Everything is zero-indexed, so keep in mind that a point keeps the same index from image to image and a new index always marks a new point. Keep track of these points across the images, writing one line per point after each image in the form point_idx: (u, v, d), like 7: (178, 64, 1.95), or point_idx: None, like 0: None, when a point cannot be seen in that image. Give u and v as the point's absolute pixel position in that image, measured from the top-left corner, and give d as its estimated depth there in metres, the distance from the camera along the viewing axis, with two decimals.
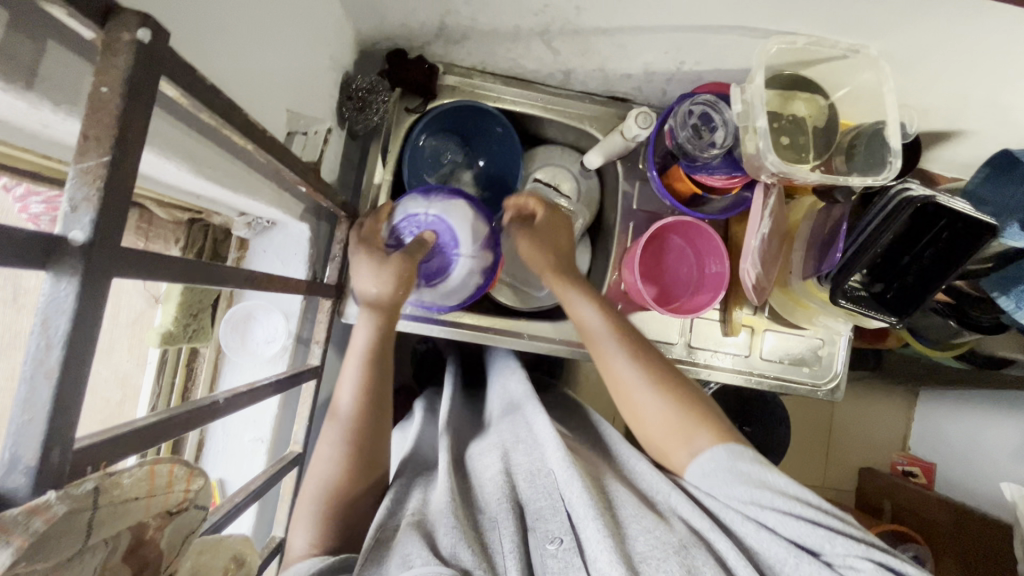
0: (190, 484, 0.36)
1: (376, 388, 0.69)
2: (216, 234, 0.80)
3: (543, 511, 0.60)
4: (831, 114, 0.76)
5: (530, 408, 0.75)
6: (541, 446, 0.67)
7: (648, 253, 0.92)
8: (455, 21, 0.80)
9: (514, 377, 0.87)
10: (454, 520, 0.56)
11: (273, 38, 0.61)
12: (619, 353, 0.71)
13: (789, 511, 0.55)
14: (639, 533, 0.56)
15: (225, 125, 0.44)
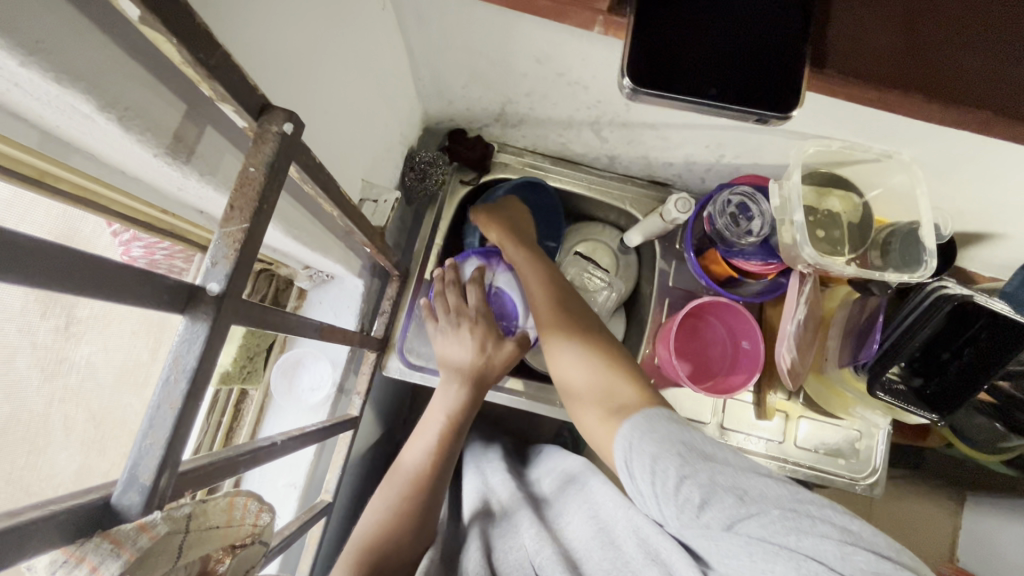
0: (259, 520, 0.39)
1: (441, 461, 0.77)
2: (278, 284, 0.86)
3: None
4: (866, 211, 0.80)
5: (506, 488, 0.79)
6: (519, 527, 0.69)
7: (683, 329, 0.94)
8: (514, 110, 0.89)
9: (494, 459, 0.90)
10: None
11: (358, 119, 0.70)
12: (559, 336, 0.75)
13: (712, 482, 0.52)
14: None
15: (320, 195, 0.51)
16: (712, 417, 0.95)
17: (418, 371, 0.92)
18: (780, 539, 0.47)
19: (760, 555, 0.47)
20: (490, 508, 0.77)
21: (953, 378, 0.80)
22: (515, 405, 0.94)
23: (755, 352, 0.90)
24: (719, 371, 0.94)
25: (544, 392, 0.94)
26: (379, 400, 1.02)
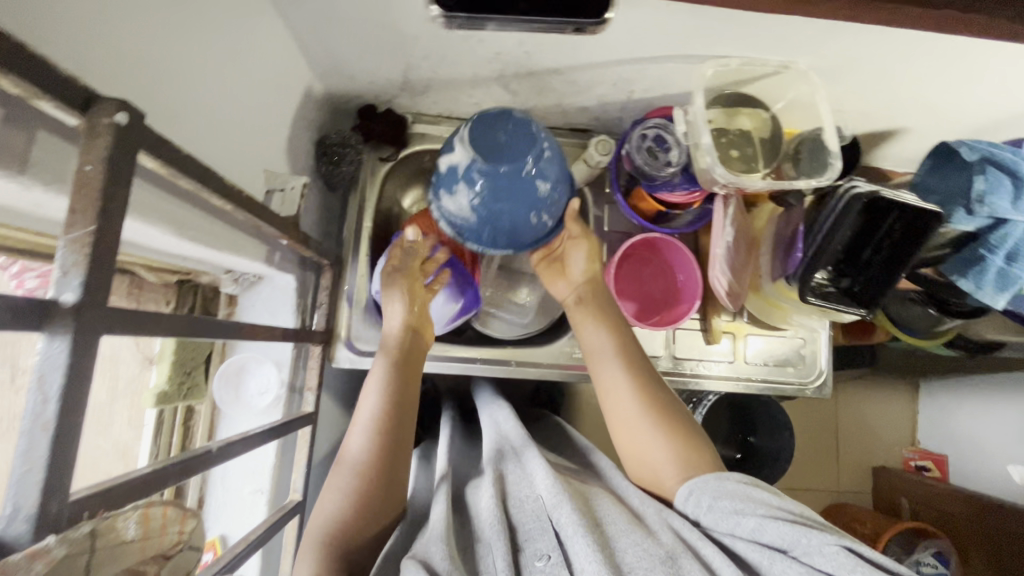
0: (184, 526, 0.40)
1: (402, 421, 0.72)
2: (205, 294, 0.83)
3: (533, 532, 0.60)
4: (775, 124, 0.81)
5: (521, 444, 0.77)
6: (533, 478, 0.68)
7: (622, 272, 0.95)
8: (417, 76, 0.86)
9: (502, 415, 0.90)
10: (446, 546, 0.56)
11: (244, 106, 0.67)
12: (608, 345, 0.76)
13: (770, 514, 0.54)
14: (628, 546, 0.55)
15: (201, 188, 0.48)
16: (665, 350, 0.98)
17: (368, 357, 0.91)
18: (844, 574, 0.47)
19: None
20: (502, 462, 0.76)
21: (875, 273, 0.84)
22: (472, 371, 0.96)
23: (696, 281, 0.92)
24: (659, 308, 0.96)
25: (497, 354, 0.96)
26: (339, 392, 1.01)
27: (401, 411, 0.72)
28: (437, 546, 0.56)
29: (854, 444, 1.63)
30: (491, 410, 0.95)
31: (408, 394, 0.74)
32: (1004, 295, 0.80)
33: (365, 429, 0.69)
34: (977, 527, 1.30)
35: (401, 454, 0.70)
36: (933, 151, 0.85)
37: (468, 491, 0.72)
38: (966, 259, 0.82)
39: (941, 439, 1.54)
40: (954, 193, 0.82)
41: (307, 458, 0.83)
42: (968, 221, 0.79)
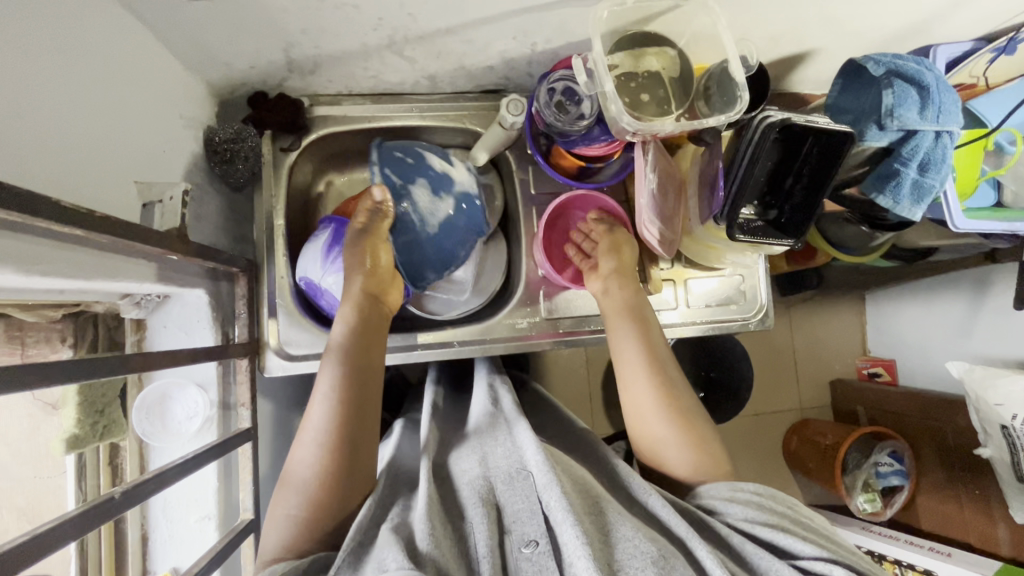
0: None
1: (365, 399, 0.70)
2: (107, 323, 0.76)
3: (521, 513, 0.60)
4: (683, 61, 0.78)
5: (513, 416, 0.76)
6: (523, 450, 0.67)
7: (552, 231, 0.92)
8: (301, 54, 0.78)
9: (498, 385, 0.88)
10: (430, 522, 0.57)
11: (94, 113, 0.59)
12: (635, 351, 0.76)
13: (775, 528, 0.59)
14: (621, 539, 0.56)
15: (33, 218, 0.42)
16: None
17: (302, 361, 0.86)
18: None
19: None
20: (493, 433, 0.75)
21: (799, 201, 0.83)
22: (414, 359, 0.92)
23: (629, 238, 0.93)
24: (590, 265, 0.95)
25: (438, 336, 0.92)
26: (283, 400, 0.97)
27: (350, 414, 0.67)
28: (423, 523, 0.57)
29: (811, 363, 1.69)
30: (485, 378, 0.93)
31: (355, 391, 0.69)
32: (921, 207, 0.81)
33: (313, 442, 0.65)
34: (926, 424, 1.38)
35: (356, 459, 0.66)
36: (844, 69, 0.85)
37: (450, 460, 0.72)
38: (882, 176, 0.82)
39: (888, 346, 1.62)
40: (866, 109, 0.81)
41: (252, 476, 0.79)
42: (879, 136, 0.79)
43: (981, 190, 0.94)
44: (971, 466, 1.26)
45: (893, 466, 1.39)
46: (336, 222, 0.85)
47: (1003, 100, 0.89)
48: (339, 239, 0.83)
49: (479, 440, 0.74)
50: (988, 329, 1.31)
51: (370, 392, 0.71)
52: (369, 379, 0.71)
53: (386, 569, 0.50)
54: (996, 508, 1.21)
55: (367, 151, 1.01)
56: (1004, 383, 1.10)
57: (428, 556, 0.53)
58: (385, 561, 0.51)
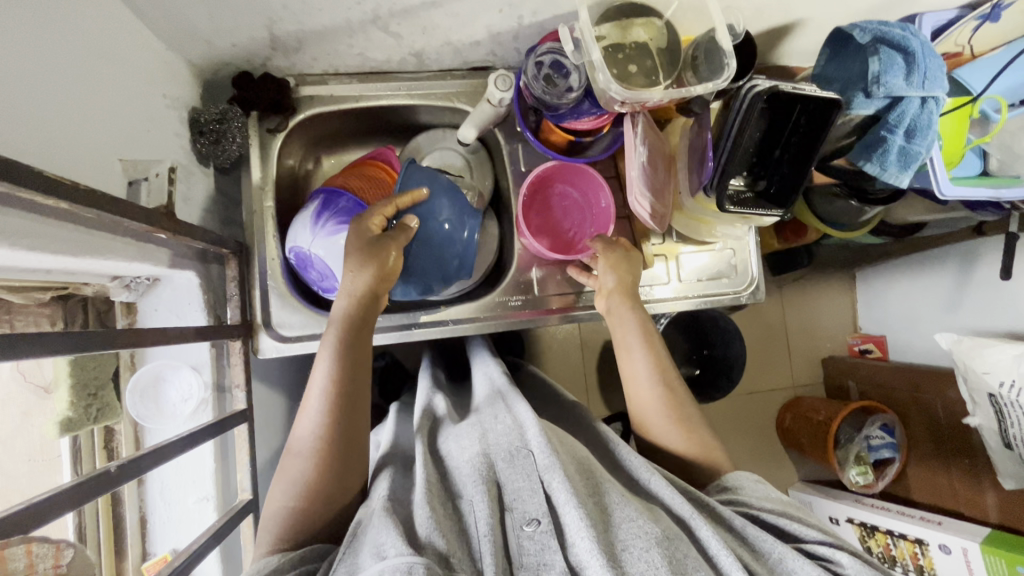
0: None
1: (348, 398, 0.67)
2: (97, 307, 0.76)
3: (522, 492, 0.60)
4: (671, 31, 0.78)
5: (511, 394, 0.76)
6: (523, 428, 0.67)
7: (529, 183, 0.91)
8: (284, 31, 0.77)
9: (495, 369, 0.89)
10: (429, 506, 0.57)
11: (77, 86, 0.58)
12: (649, 386, 0.75)
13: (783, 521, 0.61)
14: (623, 521, 0.57)
15: (18, 187, 0.42)
16: None
17: (295, 343, 0.86)
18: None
19: None
20: (491, 411, 0.75)
21: (787, 171, 0.84)
22: (411, 339, 0.92)
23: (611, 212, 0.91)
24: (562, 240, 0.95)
25: (433, 315, 0.93)
26: (278, 382, 0.96)
27: (344, 402, 0.67)
28: (422, 507, 0.57)
29: (803, 341, 1.71)
30: (484, 364, 0.94)
31: (351, 387, 0.68)
32: (908, 173, 0.82)
33: (313, 418, 0.66)
34: (915, 398, 1.40)
35: (350, 454, 0.66)
36: (831, 38, 0.85)
37: (441, 442, 0.73)
38: (868, 144, 0.82)
39: (879, 322, 1.64)
40: (852, 77, 0.82)
41: (250, 456, 0.79)
42: (866, 104, 0.79)
43: (967, 159, 0.95)
44: (958, 438, 1.29)
45: (885, 439, 1.41)
46: (325, 193, 0.83)
47: (987, 70, 0.91)
48: (328, 206, 0.82)
49: (476, 419, 0.75)
50: (976, 301, 1.32)
51: (361, 380, 0.70)
52: (362, 370, 0.71)
53: (384, 556, 0.50)
54: (985, 477, 1.23)
55: (355, 132, 1.00)
56: (990, 353, 1.12)
57: (429, 542, 0.53)
58: (384, 547, 0.51)
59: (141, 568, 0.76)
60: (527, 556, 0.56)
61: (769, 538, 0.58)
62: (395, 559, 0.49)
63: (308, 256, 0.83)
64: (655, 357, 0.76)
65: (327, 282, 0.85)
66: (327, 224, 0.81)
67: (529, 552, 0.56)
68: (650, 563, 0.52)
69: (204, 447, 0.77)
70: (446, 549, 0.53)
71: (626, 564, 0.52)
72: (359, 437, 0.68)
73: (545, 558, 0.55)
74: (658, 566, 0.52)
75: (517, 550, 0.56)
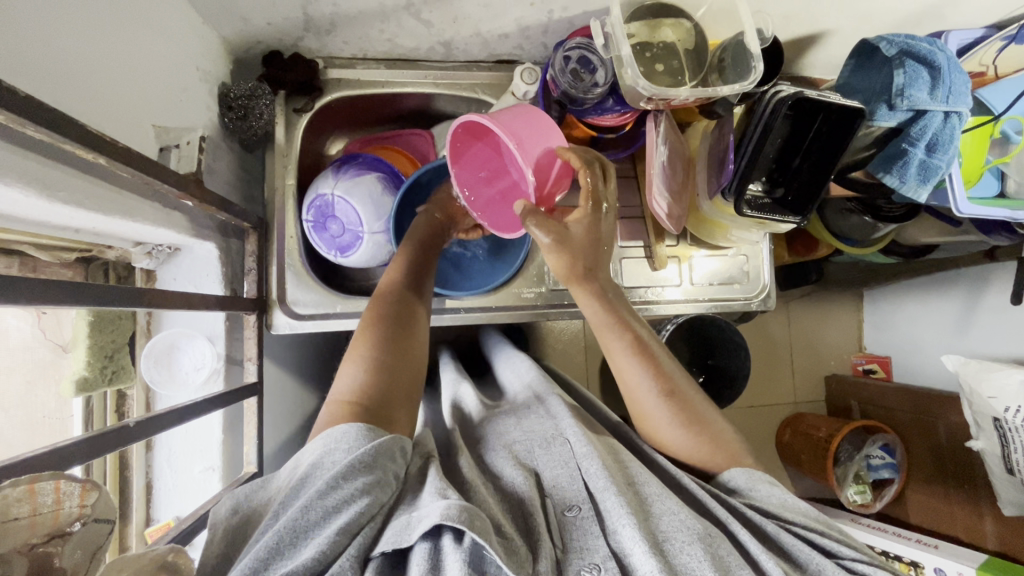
0: (84, 499, 0.41)
1: (400, 345, 0.67)
2: (117, 271, 0.77)
3: (561, 480, 0.60)
4: (699, 34, 0.79)
5: (546, 391, 0.77)
6: (557, 422, 0.68)
7: (513, 118, 0.78)
8: (319, 12, 0.78)
9: (524, 366, 0.88)
10: (472, 482, 0.58)
11: (117, 50, 0.59)
12: (650, 382, 0.70)
13: (807, 534, 0.59)
14: (664, 513, 0.55)
15: (59, 138, 0.43)
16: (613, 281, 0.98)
17: (308, 322, 0.87)
18: None
19: None
20: (524, 406, 0.76)
21: (806, 180, 0.84)
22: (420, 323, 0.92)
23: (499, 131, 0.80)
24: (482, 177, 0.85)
25: (444, 302, 0.92)
26: (288, 360, 0.97)
27: (396, 350, 0.67)
28: (467, 483, 0.58)
29: (808, 357, 1.71)
30: (509, 359, 0.95)
31: (393, 321, 0.69)
32: (927, 187, 0.81)
33: (356, 361, 0.65)
34: (919, 417, 1.39)
35: (398, 394, 0.63)
36: (856, 50, 0.86)
37: (474, 431, 0.73)
38: (890, 155, 0.83)
39: (885, 342, 1.64)
40: (876, 89, 0.82)
41: (257, 430, 0.79)
42: (889, 116, 0.79)
43: (985, 180, 0.94)
44: (959, 461, 1.28)
45: (885, 459, 1.40)
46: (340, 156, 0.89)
47: (1007, 91, 0.89)
48: (348, 160, 0.88)
49: (511, 412, 0.75)
50: (986, 326, 1.32)
51: (412, 339, 0.70)
52: (415, 329, 0.71)
53: (446, 495, 0.49)
54: (984, 502, 1.23)
55: (378, 118, 1.01)
56: (998, 376, 1.12)
57: (479, 510, 0.53)
58: (445, 491, 0.50)
59: (144, 533, 0.77)
60: (571, 540, 0.54)
61: (806, 547, 0.57)
62: (454, 502, 0.48)
63: (332, 205, 0.85)
64: (651, 360, 0.71)
65: (354, 228, 0.86)
66: (349, 169, 0.86)
67: (573, 536, 0.55)
68: (694, 556, 0.50)
69: (214, 417, 0.78)
70: (499, 519, 0.52)
71: (670, 554, 0.51)
72: (406, 384, 0.65)
73: (588, 542, 0.54)
74: (701, 560, 0.50)
75: (562, 531, 0.55)
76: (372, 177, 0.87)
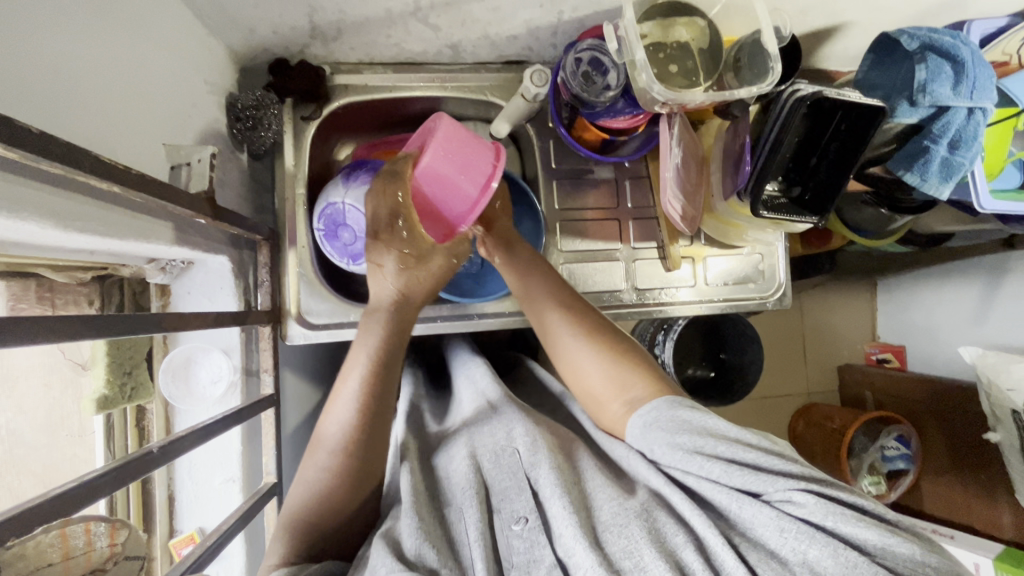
0: (113, 539, 0.61)
1: (374, 412, 0.65)
2: (132, 287, 0.78)
3: (509, 491, 0.60)
4: (713, 32, 0.77)
5: (496, 397, 0.75)
6: (508, 428, 0.66)
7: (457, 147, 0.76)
8: (325, 19, 0.77)
9: (479, 373, 0.86)
10: (418, 516, 0.57)
11: (125, 71, 0.59)
12: (564, 326, 0.73)
13: (732, 460, 0.55)
14: (603, 503, 0.57)
15: (74, 172, 0.43)
16: (626, 282, 0.97)
17: (323, 331, 0.87)
18: (817, 520, 0.50)
19: (793, 533, 0.50)
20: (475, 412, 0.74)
21: (823, 178, 0.82)
22: (433, 330, 0.92)
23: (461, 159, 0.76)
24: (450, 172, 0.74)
25: (457, 308, 0.92)
26: (301, 367, 0.97)
27: (373, 414, 0.64)
28: (409, 514, 0.57)
29: (821, 347, 1.69)
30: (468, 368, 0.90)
31: (386, 370, 0.67)
32: (949, 185, 0.79)
33: (341, 414, 0.64)
34: (935, 408, 1.38)
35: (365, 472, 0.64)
36: (875, 43, 0.84)
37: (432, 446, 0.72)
38: (910, 153, 0.81)
39: (900, 332, 1.62)
40: (896, 85, 0.80)
41: (275, 440, 0.80)
42: (910, 112, 0.78)
43: (1006, 172, 0.92)
44: (976, 452, 1.27)
45: (899, 450, 1.38)
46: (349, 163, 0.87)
47: None
48: (359, 166, 0.86)
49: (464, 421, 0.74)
50: (1005, 316, 1.30)
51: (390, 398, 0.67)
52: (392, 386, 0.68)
53: None
54: (1001, 492, 1.22)
55: (386, 122, 1.01)
56: (1017, 368, 1.10)
57: (420, 560, 0.53)
58: (375, 569, 0.51)
59: (169, 544, 0.79)
60: (516, 556, 0.56)
61: (724, 490, 0.54)
62: None
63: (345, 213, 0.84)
64: (559, 290, 0.77)
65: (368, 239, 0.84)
66: (361, 175, 0.84)
67: (518, 551, 0.56)
68: (631, 538, 0.52)
69: (231, 431, 0.79)
70: (436, 565, 0.53)
71: (606, 543, 0.53)
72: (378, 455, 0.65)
73: (534, 554, 0.55)
74: (637, 539, 0.52)
75: (506, 549, 0.57)
76: None
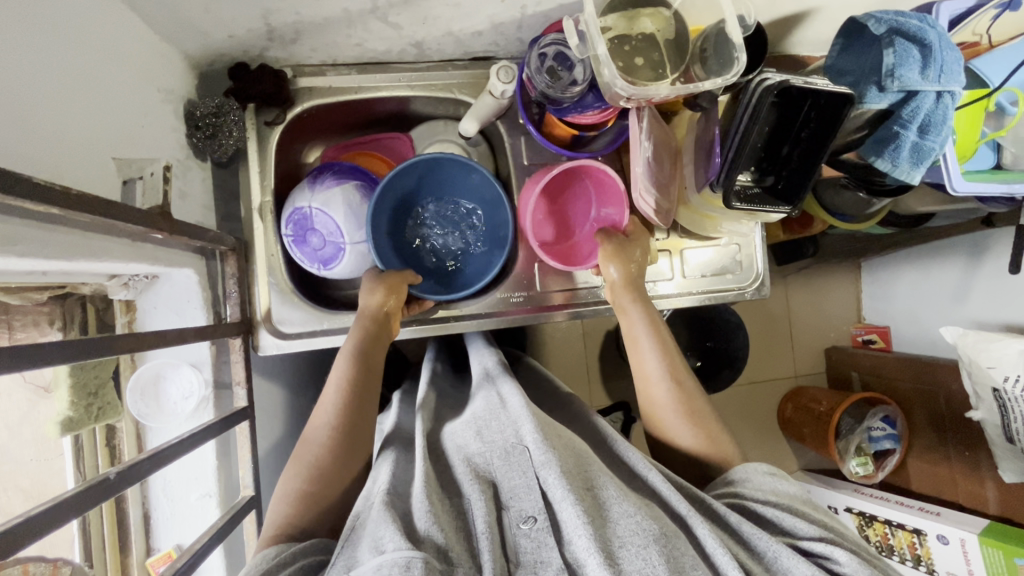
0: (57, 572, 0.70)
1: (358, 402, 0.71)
2: (95, 304, 0.75)
3: (518, 490, 0.59)
4: (678, 22, 0.76)
5: (504, 386, 0.74)
6: (517, 426, 0.65)
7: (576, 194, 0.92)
8: (281, 21, 0.75)
9: (491, 355, 0.88)
10: (428, 500, 0.56)
11: (68, 84, 0.57)
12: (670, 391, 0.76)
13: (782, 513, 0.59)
14: (621, 517, 0.55)
15: (5, 197, 0.41)
16: None
17: (296, 340, 0.86)
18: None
19: None
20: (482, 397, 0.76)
21: (796, 167, 0.81)
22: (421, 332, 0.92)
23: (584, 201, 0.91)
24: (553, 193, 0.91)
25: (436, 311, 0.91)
26: (279, 376, 0.96)
27: (355, 406, 0.70)
28: (419, 500, 0.56)
29: (807, 332, 1.70)
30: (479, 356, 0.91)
31: (369, 366, 0.74)
32: (920, 169, 0.80)
33: (327, 409, 0.70)
34: (920, 388, 1.39)
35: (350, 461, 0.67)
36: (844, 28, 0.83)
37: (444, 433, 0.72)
38: (880, 139, 0.80)
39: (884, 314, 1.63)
40: (866, 70, 0.79)
41: (252, 453, 0.79)
42: (880, 98, 0.77)
43: (979, 154, 0.91)
44: (960, 430, 1.28)
45: (885, 430, 1.39)
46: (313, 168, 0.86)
47: (1004, 60, 0.87)
48: (325, 169, 0.85)
49: (472, 412, 0.74)
50: (984, 295, 1.30)
51: (371, 391, 0.73)
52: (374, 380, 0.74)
53: (383, 550, 0.49)
54: (984, 468, 1.23)
55: (354, 124, 0.99)
56: (997, 346, 1.10)
57: (427, 536, 0.52)
58: (381, 540, 0.50)
59: (146, 563, 0.78)
60: (524, 554, 0.54)
61: (765, 535, 0.57)
62: (393, 553, 0.48)
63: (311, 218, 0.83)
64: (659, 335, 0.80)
65: (337, 243, 0.85)
66: (325, 179, 0.83)
67: (526, 550, 0.55)
68: (647, 560, 0.51)
69: (205, 446, 0.77)
70: (445, 544, 0.52)
71: (622, 560, 0.51)
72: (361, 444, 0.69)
73: (542, 555, 0.54)
74: (655, 563, 0.51)
75: (515, 547, 0.55)
76: (349, 190, 0.85)
